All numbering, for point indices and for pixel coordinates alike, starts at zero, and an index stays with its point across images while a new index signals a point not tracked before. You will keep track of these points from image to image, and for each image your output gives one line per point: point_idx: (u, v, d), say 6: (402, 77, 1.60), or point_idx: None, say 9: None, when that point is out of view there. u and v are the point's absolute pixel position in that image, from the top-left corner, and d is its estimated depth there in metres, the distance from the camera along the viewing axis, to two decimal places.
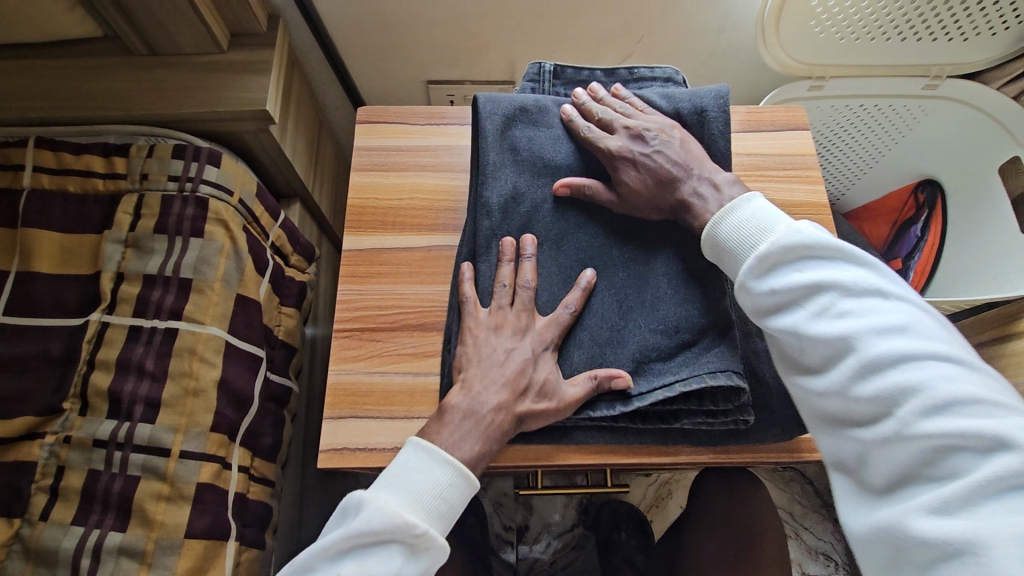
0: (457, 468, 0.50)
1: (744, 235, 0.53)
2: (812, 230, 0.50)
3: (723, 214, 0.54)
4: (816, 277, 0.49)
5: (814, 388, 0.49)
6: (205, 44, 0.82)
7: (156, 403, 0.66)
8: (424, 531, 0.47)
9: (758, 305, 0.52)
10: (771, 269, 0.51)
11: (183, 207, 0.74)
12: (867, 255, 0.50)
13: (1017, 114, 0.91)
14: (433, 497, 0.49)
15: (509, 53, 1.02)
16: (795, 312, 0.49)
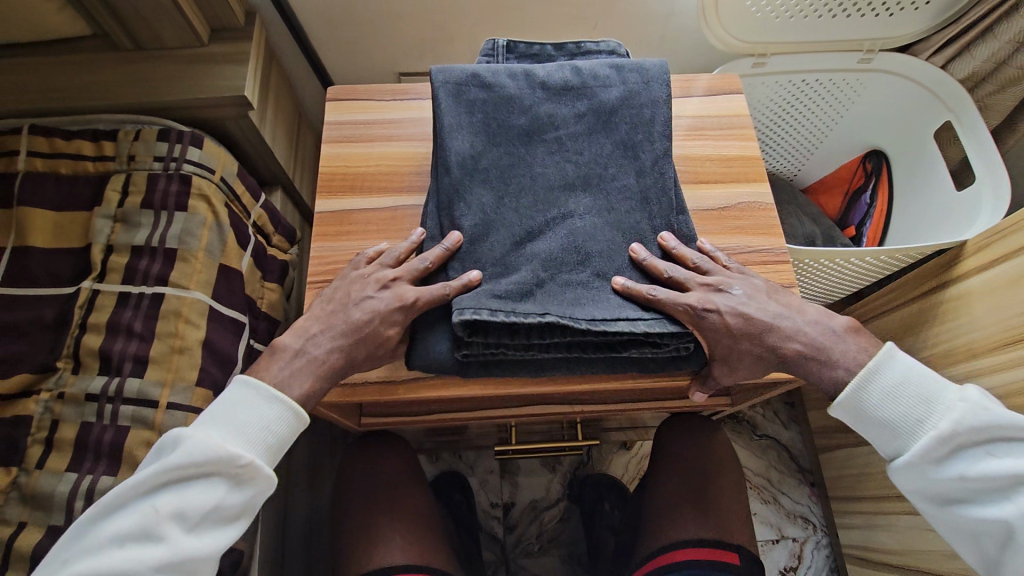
0: (286, 406, 0.56)
1: (897, 395, 0.58)
2: (980, 408, 0.55)
3: (865, 373, 0.59)
4: (1003, 464, 0.54)
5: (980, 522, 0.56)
6: (186, 37, 0.89)
7: (144, 359, 0.71)
8: (249, 462, 0.54)
9: (935, 490, 0.57)
10: (952, 452, 0.56)
11: (168, 183, 0.80)
12: None
13: (945, 83, 0.99)
14: (263, 431, 0.56)
15: (474, 44, 1.09)
16: (965, 471, 0.56)
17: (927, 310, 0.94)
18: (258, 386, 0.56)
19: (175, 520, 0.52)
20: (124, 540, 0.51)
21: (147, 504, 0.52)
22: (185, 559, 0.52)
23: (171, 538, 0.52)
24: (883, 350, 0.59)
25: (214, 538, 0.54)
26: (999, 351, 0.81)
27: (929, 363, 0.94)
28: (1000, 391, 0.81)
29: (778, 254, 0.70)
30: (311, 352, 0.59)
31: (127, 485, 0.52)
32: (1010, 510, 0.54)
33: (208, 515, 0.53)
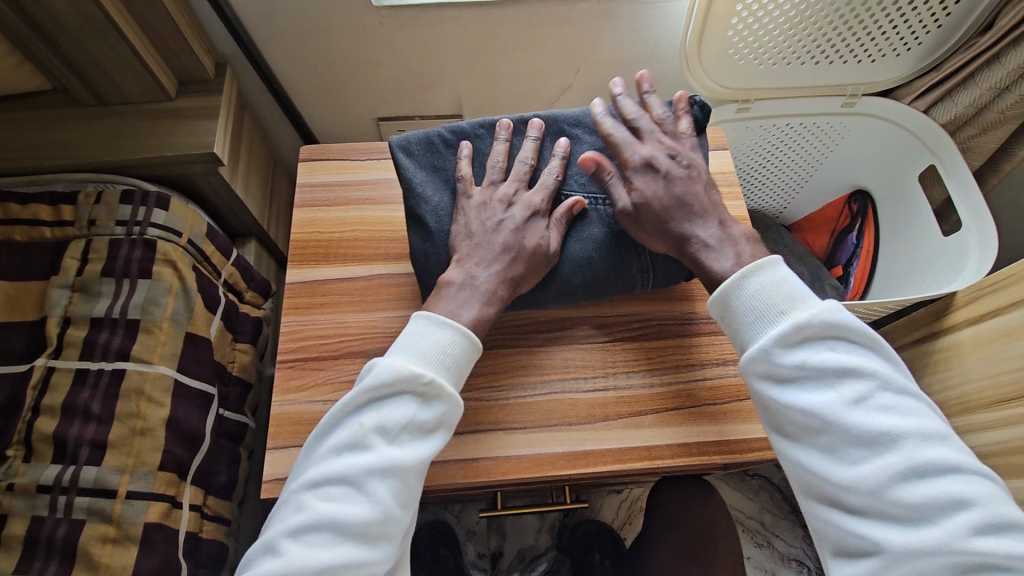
0: (458, 328, 0.57)
1: (758, 304, 0.57)
2: (829, 318, 0.54)
3: (731, 286, 0.58)
4: (842, 364, 0.53)
5: (835, 476, 0.52)
6: (153, 91, 0.86)
7: (102, 444, 0.66)
8: (432, 380, 0.54)
9: (782, 383, 0.55)
10: (800, 343, 0.54)
11: (131, 250, 0.76)
12: (857, 338, 0.55)
13: (927, 126, 0.99)
14: (438, 352, 0.56)
15: (453, 90, 1.07)
16: (825, 394, 0.53)
17: (920, 358, 0.93)
18: (437, 313, 0.58)
19: (379, 432, 0.53)
20: (340, 450, 0.52)
21: (351, 421, 0.53)
22: (396, 471, 0.51)
23: (368, 452, 0.52)
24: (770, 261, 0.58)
25: (413, 451, 0.52)
26: (993, 408, 0.79)
27: None
28: (995, 449, 0.78)
29: None
30: (474, 281, 0.60)
31: (335, 407, 0.55)
32: (838, 425, 0.52)
33: (407, 432, 0.53)
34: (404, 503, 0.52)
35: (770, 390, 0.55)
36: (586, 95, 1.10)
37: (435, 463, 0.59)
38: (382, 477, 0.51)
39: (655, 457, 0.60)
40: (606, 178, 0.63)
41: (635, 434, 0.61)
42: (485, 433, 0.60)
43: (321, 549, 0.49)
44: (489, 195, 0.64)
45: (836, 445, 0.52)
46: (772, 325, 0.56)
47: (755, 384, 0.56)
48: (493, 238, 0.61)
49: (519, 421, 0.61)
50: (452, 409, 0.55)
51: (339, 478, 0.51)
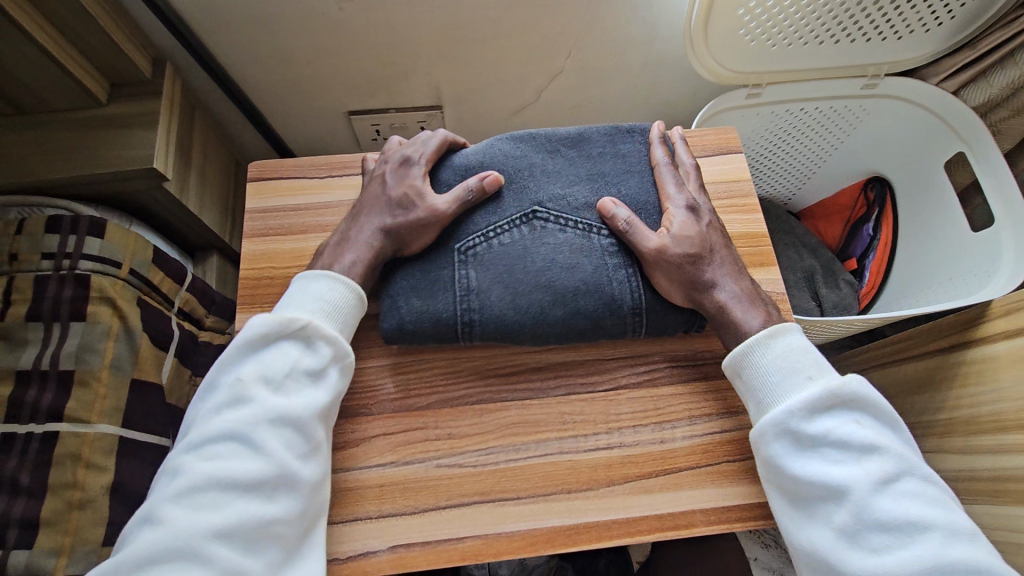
0: (337, 278, 0.54)
1: (780, 365, 0.51)
2: (864, 386, 0.49)
3: (754, 343, 0.52)
4: (870, 437, 0.47)
5: (855, 563, 0.44)
6: (80, 97, 0.74)
7: (33, 522, 0.57)
8: (307, 323, 0.51)
9: (798, 446, 0.49)
10: (827, 409, 0.49)
11: (60, 288, 0.66)
12: (887, 416, 0.50)
13: (959, 112, 0.88)
14: (320, 301, 0.53)
15: (429, 79, 0.95)
16: (844, 471, 0.46)
17: (947, 369, 0.85)
18: (317, 267, 0.56)
19: (263, 383, 0.49)
20: (222, 409, 0.48)
21: (230, 379, 0.49)
22: (289, 420, 0.48)
23: (263, 400, 0.48)
24: (785, 325, 0.53)
25: (304, 398, 0.49)
26: None
27: (949, 427, 0.85)
28: None
29: None
30: (354, 236, 0.57)
31: (214, 368, 0.51)
32: (856, 502, 0.45)
33: (295, 380, 0.50)
34: (303, 455, 0.48)
35: (787, 456, 0.49)
36: (578, 82, 0.98)
37: (416, 545, 0.50)
38: (276, 427, 0.47)
39: (669, 529, 0.52)
40: (624, 223, 0.57)
41: (644, 501, 0.52)
42: (474, 507, 0.52)
43: (209, 512, 0.44)
44: (398, 163, 0.61)
45: (854, 526, 0.45)
46: (797, 389, 0.50)
47: (770, 449, 0.50)
48: (382, 201, 0.58)
49: (510, 489, 0.53)
50: (338, 359, 0.52)
51: (233, 434, 0.46)
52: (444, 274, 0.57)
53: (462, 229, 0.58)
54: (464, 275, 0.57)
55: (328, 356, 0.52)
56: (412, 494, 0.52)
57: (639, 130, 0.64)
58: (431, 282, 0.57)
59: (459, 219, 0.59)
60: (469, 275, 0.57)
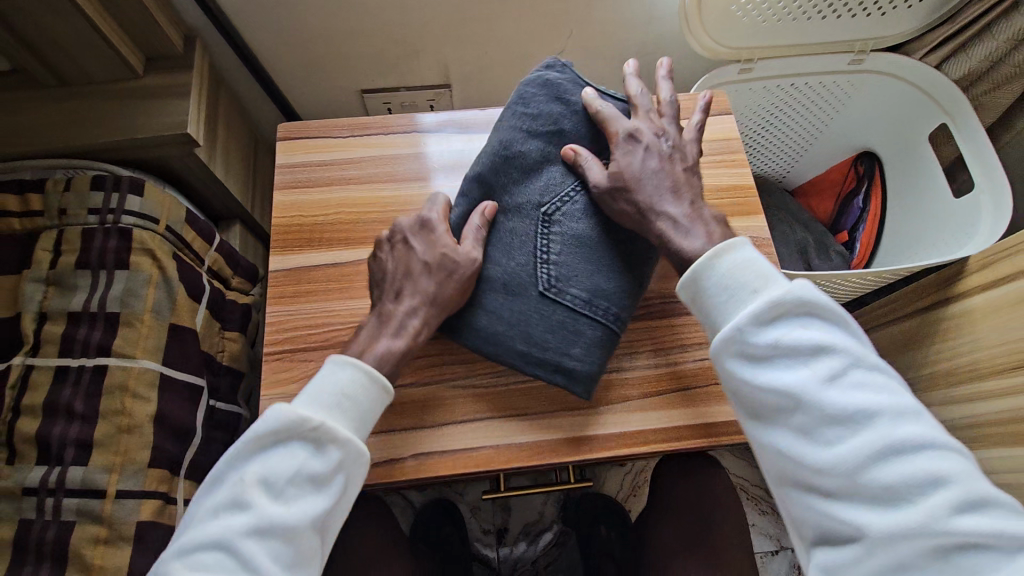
0: (361, 368, 0.51)
1: (731, 285, 0.49)
2: (808, 292, 0.46)
3: (702, 266, 0.50)
4: (815, 339, 0.45)
5: (809, 463, 0.44)
6: (120, 70, 0.80)
7: (88, 443, 0.64)
8: (320, 425, 0.47)
9: (751, 360, 0.46)
10: (774, 317, 0.46)
11: (106, 239, 0.72)
12: (835, 312, 0.46)
13: (938, 83, 0.93)
14: (337, 394, 0.49)
15: (440, 58, 1.01)
16: (796, 372, 0.45)
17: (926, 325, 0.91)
18: (342, 356, 0.52)
19: (263, 488, 0.46)
20: (219, 511, 0.46)
21: (231, 476, 0.47)
22: (279, 529, 0.45)
23: (258, 504, 0.45)
24: (734, 240, 0.50)
25: (299, 506, 0.46)
26: (1002, 376, 0.77)
27: (928, 379, 0.90)
28: (1008, 416, 0.76)
29: None
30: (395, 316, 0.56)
31: (221, 462, 0.49)
32: (800, 410, 0.44)
33: (295, 481, 0.47)
34: (289, 564, 0.45)
35: (744, 370, 0.46)
36: (579, 60, 1.04)
37: (432, 454, 0.57)
38: (267, 532, 0.45)
39: (661, 441, 0.58)
40: (579, 159, 0.58)
41: (637, 417, 0.59)
42: (485, 422, 0.58)
43: None
44: (423, 233, 0.59)
45: (811, 423, 0.44)
46: (744, 304, 0.48)
47: (726, 367, 0.48)
48: (413, 283, 0.57)
49: (517, 407, 0.59)
50: (354, 460, 0.49)
51: (220, 538, 0.44)
52: (527, 315, 0.57)
53: (518, 269, 0.58)
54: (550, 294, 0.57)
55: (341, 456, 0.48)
56: (430, 411, 0.59)
57: (556, 66, 0.62)
58: (516, 325, 0.57)
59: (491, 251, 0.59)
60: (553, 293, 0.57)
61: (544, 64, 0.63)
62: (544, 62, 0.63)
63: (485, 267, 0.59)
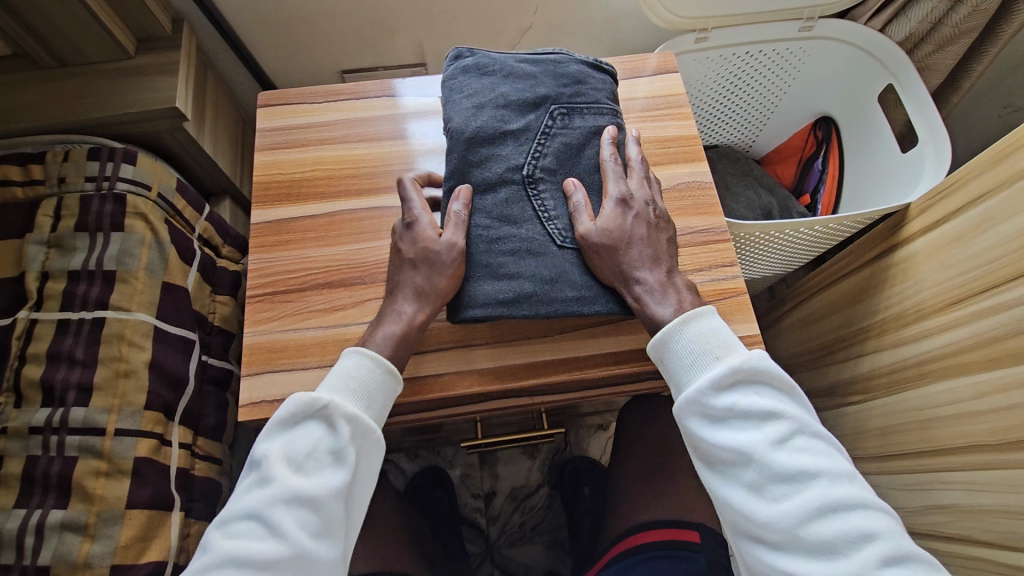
0: (360, 355, 0.56)
1: (694, 347, 0.55)
2: (764, 359, 0.54)
3: (671, 330, 0.56)
4: (766, 403, 0.52)
5: (757, 514, 0.50)
6: (112, 50, 0.86)
7: (88, 386, 0.69)
8: (326, 402, 0.53)
9: (710, 417, 0.53)
10: (731, 383, 0.53)
11: (101, 204, 0.78)
12: (780, 381, 0.54)
13: (882, 46, 1.00)
14: (344, 379, 0.55)
15: (414, 37, 1.07)
16: (749, 432, 0.52)
17: (878, 275, 0.96)
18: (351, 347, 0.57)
19: (288, 463, 0.51)
20: (251, 485, 0.51)
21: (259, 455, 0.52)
22: (304, 499, 0.50)
23: (283, 479, 0.51)
24: (704, 309, 0.57)
25: (323, 479, 0.51)
26: (944, 312, 0.82)
27: (882, 326, 0.96)
28: (950, 350, 0.82)
29: (721, 232, 0.69)
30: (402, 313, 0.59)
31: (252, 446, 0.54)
32: (750, 466, 0.51)
33: (313, 460, 0.52)
34: (317, 534, 0.50)
35: (700, 427, 0.53)
36: (547, 36, 1.10)
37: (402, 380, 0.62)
38: (290, 506, 0.49)
39: (611, 363, 0.63)
40: (575, 198, 0.62)
41: (592, 343, 0.64)
42: (449, 351, 0.63)
43: None
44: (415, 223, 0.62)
45: (761, 480, 0.51)
46: (705, 370, 0.54)
47: (686, 420, 0.54)
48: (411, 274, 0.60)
49: (478, 336, 0.64)
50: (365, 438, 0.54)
51: (248, 514, 0.50)
52: (537, 273, 0.61)
53: (533, 234, 0.62)
54: (569, 245, 0.62)
55: (351, 434, 0.53)
56: None
57: (465, 56, 0.69)
58: (556, 277, 0.61)
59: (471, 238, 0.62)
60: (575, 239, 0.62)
61: (451, 57, 0.70)
62: (450, 58, 0.70)
63: (500, 244, 0.61)
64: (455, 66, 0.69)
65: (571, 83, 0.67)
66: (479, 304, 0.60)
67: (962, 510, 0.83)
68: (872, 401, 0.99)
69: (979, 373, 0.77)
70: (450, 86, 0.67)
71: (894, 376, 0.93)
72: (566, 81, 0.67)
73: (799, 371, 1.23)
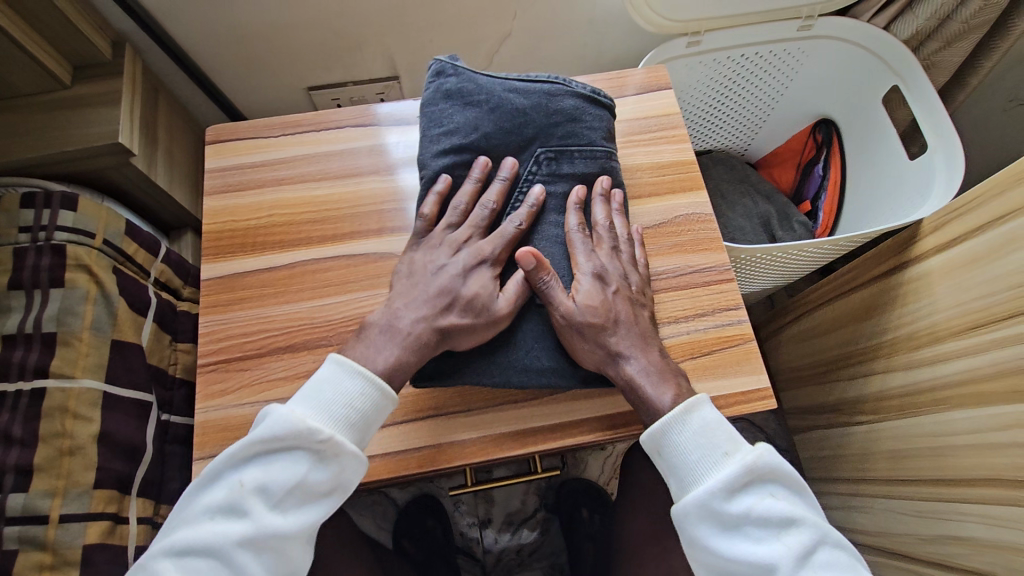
0: (371, 379, 0.49)
1: (699, 442, 0.49)
2: (778, 456, 0.48)
3: (667, 422, 0.50)
4: (785, 510, 0.46)
5: None
6: (45, 81, 0.78)
7: (28, 468, 0.62)
8: (331, 437, 0.46)
9: (724, 526, 0.47)
10: (746, 485, 0.47)
11: (38, 258, 0.70)
12: (795, 480, 0.49)
13: (888, 46, 0.93)
14: (341, 405, 0.48)
15: (384, 49, 0.99)
16: (769, 544, 0.46)
17: (887, 291, 0.91)
18: (349, 360, 0.50)
19: (261, 495, 0.45)
20: (215, 513, 0.45)
21: (234, 478, 0.46)
22: (276, 540, 0.44)
23: (258, 515, 0.45)
24: (694, 398, 0.51)
25: (298, 521, 0.46)
26: (962, 336, 0.77)
27: (891, 346, 0.90)
28: (966, 377, 0.76)
29: (725, 271, 0.62)
30: (397, 324, 0.53)
31: (220, 459, 0.47)
32: None
33: (292, 498, 0.46)
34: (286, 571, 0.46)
35: (712, 537, 0.47)
36: (527, 43, 1.02)
37: (376, 457, 0.55)
38: (257, 548, 0.44)
39: (609, 428, 0.57)
40: (545, 279, 0.55)
41: (585, 405, 0.58)
42: (427, 420, 0.57)
43: None
44: (442, 238, 0.58)
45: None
46: (714, 467, 0.48)
47: (697, 529, 0.47)
48: (431, 282, 0.55)
49: (459, 404, 0.57)
50: (351, 473, 0.48)
51: (208, 550, 0.44)
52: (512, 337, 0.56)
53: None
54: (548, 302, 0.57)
55: (339, 471, 0.47)
56: None
57: (446, 76, 0.60)
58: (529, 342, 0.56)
59: None
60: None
61: (433, 72, 0.61)
62: (428, 74, 0.61)
63: None
64: (435, 85, 0.60)
65: (564, 118, 0.60)
66: (451, 373, 0.56)
67: (983, 546, 0.77)
68: (882, 424, 0.93)
69: (1000, 404, 0.71)
70: (426, 115, 0.60)
71: (905, 400, 0.88)
72: (558, 117, 0.60)
73: (801, 385, 1.17)
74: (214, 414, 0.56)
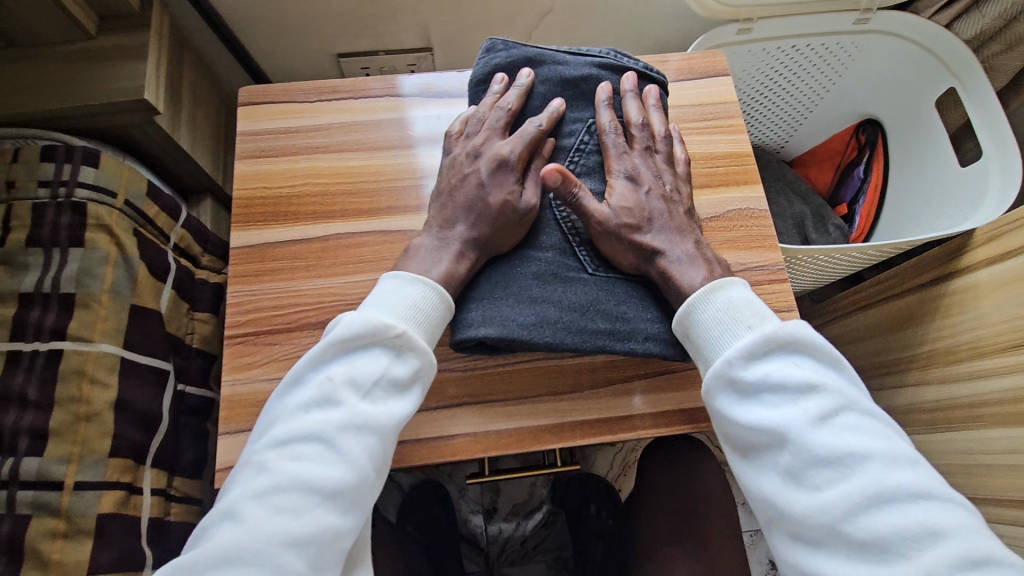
0: (432, 284, 0.49)
1: (722, 318, 0.47)
2: (804, 326, 0.45)
3: (694, 300, 0.48)
4: (806, 374, 0.43)
5: (794, 506, 0.41)
6: (68, 30, 0.74)
7: (43, 432, 0.60)
8: (404, 331, 0.46)
9: (740, 394, 0.44)
10: (766, 353, 0.44)
11: (58, 215, 0.67)
12: (826, 352, 0.45)
13: (948, 43, 0.89)
14: (409, 308, 0.48)
15: (420, 17, 0.95)
16: (785, 408, 0.42)
17: (928, 302, 0.88)
18: (409, 271, 0.50)
19: (352, 386, 0.44)
20: (307, 408, 0.43)
21: (318, 377, 0.44)
22: (373, 426, 0.43)
23: (351, 404, 0.43)
24: (725, 280, 0.49)
25: (392, 409, 0.44)
26: (1004, 351, 0.74)
27: (928, 357, 0.88)
28: (1005, 395, 0.74)
29: (778, 271, 0.60)
30: (440, 234, 0.53)
31: (301, 361, 0.46)
32: (789, 444, 0.42)
33: (382, 386, 0.45)
34: (381, 465, 0.44)
35: (730, 405, 0.44)
36: (569, 20, 0.98)
37: (407, 443, 0.53)
38: (357, 434, 0.42)
39: (653, 428, 0.54)
40: (573, 191, 0.52)
41: (627, 401, 0.55)
42: (461, 408, 0.54)
43: (291, 517, 0.39)
44: (467, 147, 0.57)
45: (798, 466, 0.41)
46: (734, 339, 0.46)
47: (714, 401, 0.46)
48: (464, 190, 0.54)
49: (496, 393, 0.55)
50: (425, 371, 0.47)
51: (309, 436, 0.42)
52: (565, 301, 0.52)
53: (557, 258, 0.54)
54: (600, 271, 0.54)
55: (416, 367, 0.47)
56: None
57: (497, 53, 0.61)
58: (584, 305, 0.52)
59: (511, 265, 0.53)
60: (606, 266, 0.54)
61: (485, 51, 0.62)
62: (480, 52, 0.62)
63: (525, 271, 0.53)
64: (486, 61, 0.61)
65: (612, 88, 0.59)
66: (495, 323, 0.50)
67: None
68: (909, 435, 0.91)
69: None
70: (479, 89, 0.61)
71: (938, 414, 0.86)
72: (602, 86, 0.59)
73: None
74: (240, 390, 0.54)
